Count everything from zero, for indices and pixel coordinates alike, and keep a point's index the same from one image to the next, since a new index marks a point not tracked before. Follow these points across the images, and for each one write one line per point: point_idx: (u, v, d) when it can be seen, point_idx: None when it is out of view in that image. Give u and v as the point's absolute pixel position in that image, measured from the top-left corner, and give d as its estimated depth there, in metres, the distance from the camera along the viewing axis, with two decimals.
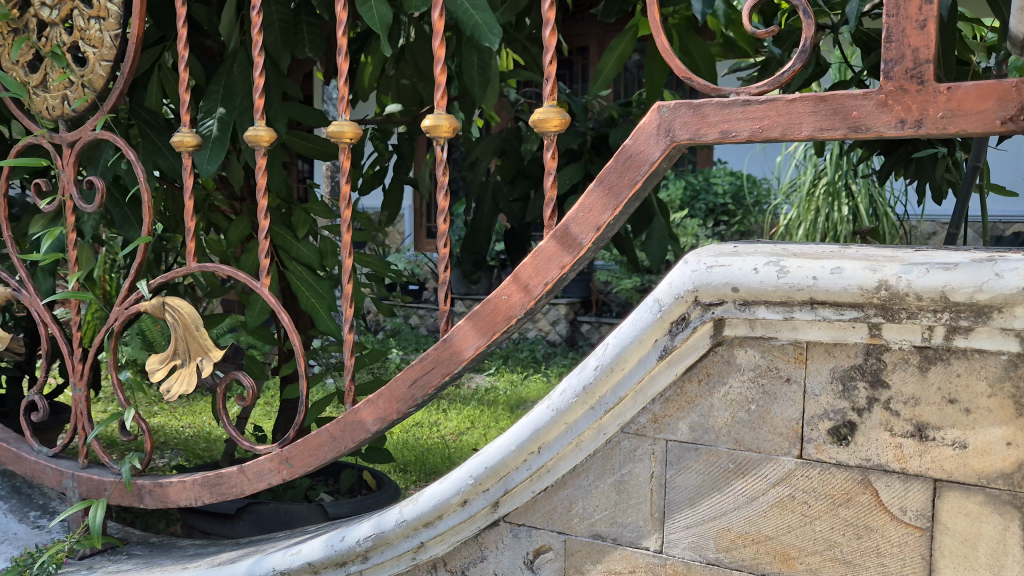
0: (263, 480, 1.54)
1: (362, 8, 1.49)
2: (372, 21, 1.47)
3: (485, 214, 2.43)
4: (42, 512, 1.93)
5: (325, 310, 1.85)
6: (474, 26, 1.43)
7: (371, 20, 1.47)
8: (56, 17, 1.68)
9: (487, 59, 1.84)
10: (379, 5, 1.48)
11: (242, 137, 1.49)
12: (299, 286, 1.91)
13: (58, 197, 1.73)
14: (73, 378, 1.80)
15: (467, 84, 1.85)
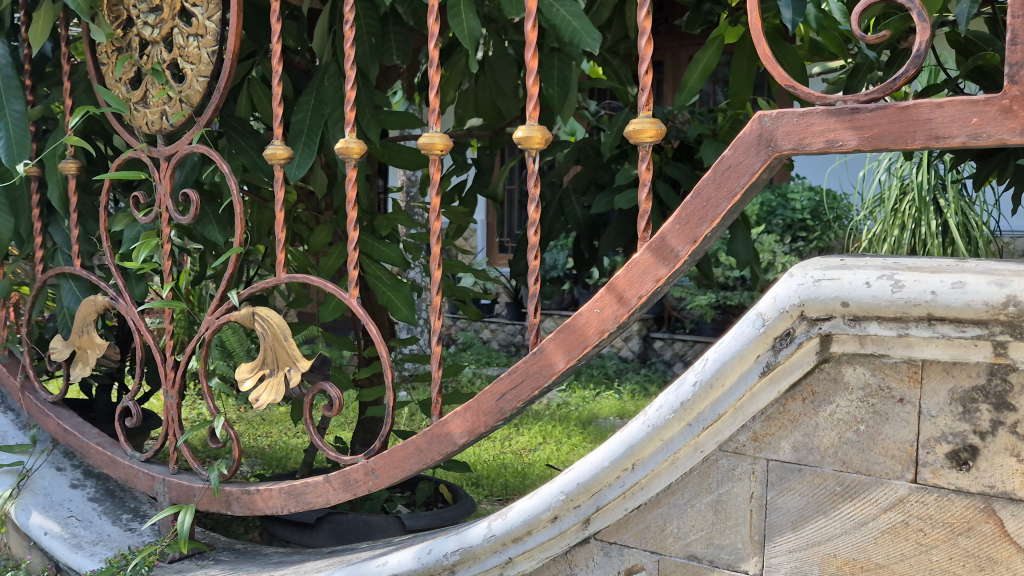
0: (348, 490, 1.54)
1: (452, 21, 1.49)
2: (461, 33, 1.48)
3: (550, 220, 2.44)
4: (134, 515, 1.99)
5: (400, 305, 1.85)
6: (573, 31, 1.42)
7: (460, 34, 1.48)
8: (157, 35, 1.75)
9: (568, 70, 1.83)
10: (469, 18, 1.49)
11: (334, 149, 1.50)
12: (376, 284, 1.91)
13: (155, 209, 1.78)
14: (166, 386, 1.84)
15: (551, 96, 1.84)
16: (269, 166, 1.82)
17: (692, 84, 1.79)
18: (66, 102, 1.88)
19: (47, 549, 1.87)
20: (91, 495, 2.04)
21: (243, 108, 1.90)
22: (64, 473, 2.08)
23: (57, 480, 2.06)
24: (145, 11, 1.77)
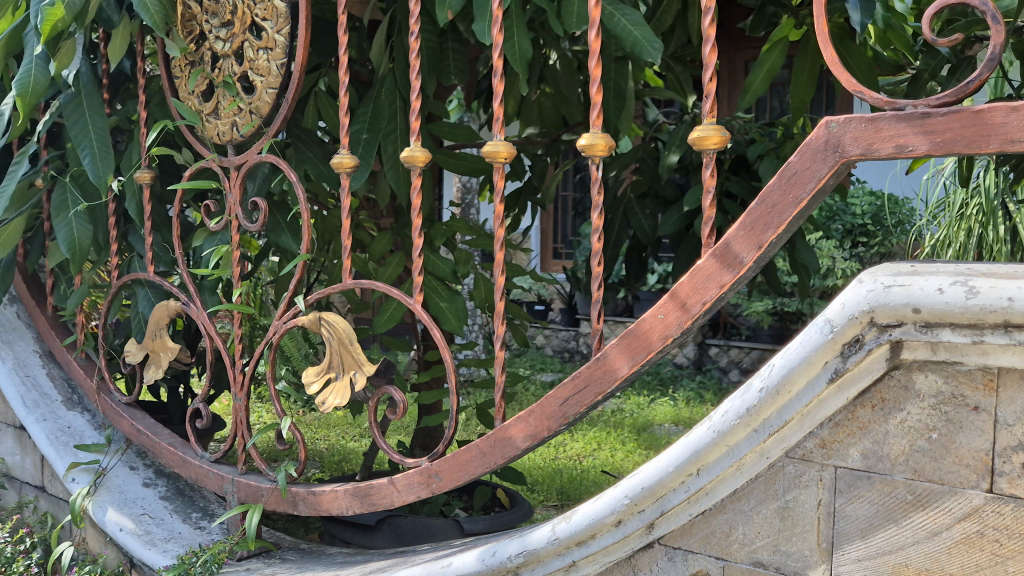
0: (412, 492, 1.57)
1: (506, 44, 1.53)
2: (514, 56, 1.52)
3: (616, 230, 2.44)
4: (203, 514, 2.05)
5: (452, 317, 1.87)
6: (635, 41, 1.42)
7: (514, 57, 1.52)
8: (228, 49, 1.81)
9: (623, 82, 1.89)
10: (522, 41, 1.52)
11: (399, 158, 1.54)
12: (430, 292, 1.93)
13: (225, 217, 1.83)
14: (235, 388, 1.90)
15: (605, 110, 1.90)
16: (335, 175, 1.87)
17: (757, 85, 1.79)
18: (142, 114, 1.96)
19: (122, 544, 1.94)
20: (163, 494, 2.11)
21: (308, 118, 1.94)
22: (137, 472, 2.16)
23: (131, 479, 2.13)
24: (217, 25, 1.83)
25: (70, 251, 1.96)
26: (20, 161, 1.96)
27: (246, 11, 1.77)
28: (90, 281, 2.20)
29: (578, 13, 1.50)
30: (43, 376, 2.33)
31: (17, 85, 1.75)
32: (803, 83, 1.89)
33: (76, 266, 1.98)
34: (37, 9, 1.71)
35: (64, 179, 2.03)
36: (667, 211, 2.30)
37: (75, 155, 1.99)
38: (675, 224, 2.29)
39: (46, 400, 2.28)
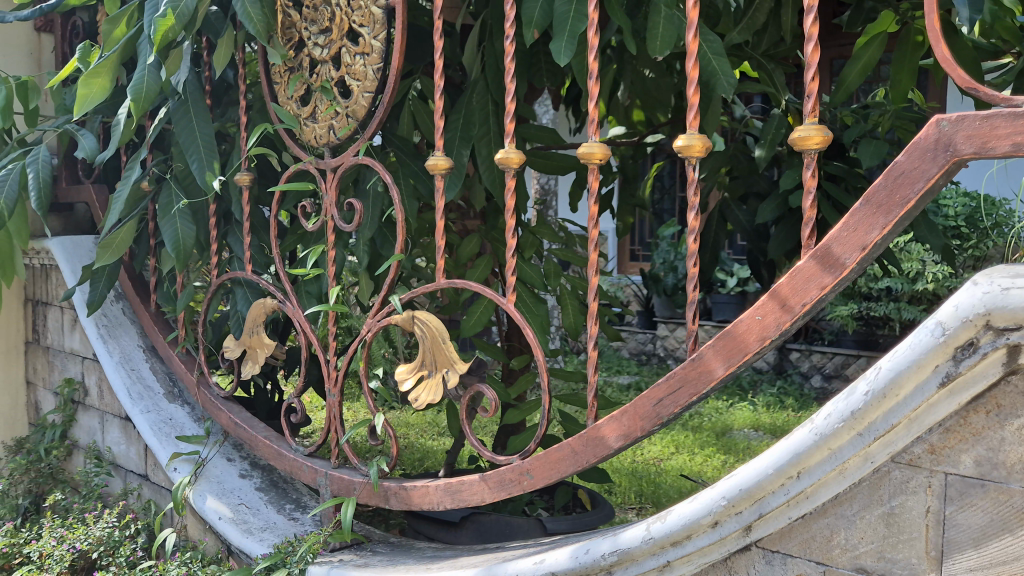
0: (503, 489, 1.60)
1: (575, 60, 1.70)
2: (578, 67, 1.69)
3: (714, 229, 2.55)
4: (296, 506, 2.12)
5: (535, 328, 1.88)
6: (711, 72, 1.51)
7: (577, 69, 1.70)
8: (326, 55, 1.86)
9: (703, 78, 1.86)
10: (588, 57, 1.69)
11: (494, 159, 1.56)
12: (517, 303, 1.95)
13: (322, 217, 1.89)
14: (329, 385, 1.95)
15: None
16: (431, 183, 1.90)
17: (852, 81, 1.76)
18: (243, 119, 2.03)
19: (220, 532, 2.02)
20: (258, 485, 2.18)
21: (402, 124, 2.00)
22: (234, 463, 2.24)
23: (228, 470, 2.21)
24: (316, 32, 1.89)
25: (175, 250, 2.05)
26: (132, 166, 2.06)
27: (344, 18, 1.82)
28: (193, 280, 2.30)
29: (662, 38, 1.56)
30: (147, 370, 2.44)
31: (132, 92, 1.84)
32: (903, 76, 1.85)
33: (181, 264, 2.07)
34: (150, 19, 1.80)
35: (170, 183, 2.13)
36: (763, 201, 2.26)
37: (182, 159, 2.09)
38: (773, 211, 2.23)
39: (150, 392, 2.38)
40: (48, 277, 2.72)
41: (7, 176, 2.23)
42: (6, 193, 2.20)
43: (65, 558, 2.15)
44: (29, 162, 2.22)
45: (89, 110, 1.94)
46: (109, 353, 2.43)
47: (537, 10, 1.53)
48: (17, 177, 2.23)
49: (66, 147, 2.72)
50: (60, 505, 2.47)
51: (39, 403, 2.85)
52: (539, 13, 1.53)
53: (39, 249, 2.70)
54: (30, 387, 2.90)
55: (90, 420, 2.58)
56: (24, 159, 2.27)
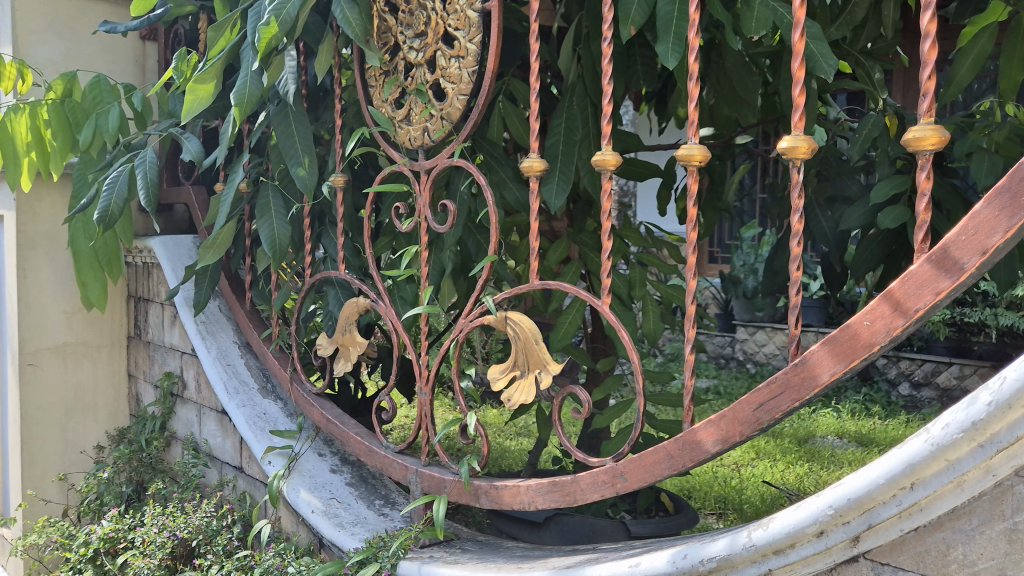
0: (597, 491, 1.60)
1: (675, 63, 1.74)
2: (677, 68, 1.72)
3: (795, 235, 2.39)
4: (386, 502, 2.17)
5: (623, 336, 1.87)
6: (809, 55, 1.44)
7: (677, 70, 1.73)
8: (421, 58, 1.89)
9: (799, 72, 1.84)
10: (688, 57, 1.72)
11: (590, 161, 1.56)
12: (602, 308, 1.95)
13: (415, 219, 1.93)
14: (420, 382, 1.98)
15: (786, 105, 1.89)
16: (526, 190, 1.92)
17: (963, 76, 1.70)
18: (339, 123, 2.08)
19: (313, 525, 2.06)
20: (348, 481, 2.23)
21: (494, 127, 2.01)
22: (325, 459, 2.30)
23: (319, 465, 2.27)
24: (411, 36, 1.92)
25: (273, 249, 2.12)
26: (234, 169, 2.13)
27: (440, 22, 1.84)
28: (289, 280, 2.36)
29: (757, 19, 1.53)
30: (241, 366, 2.51)
31: (236, 96, 1.92)
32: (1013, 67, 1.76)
33: (278, 263, 2.13)
34: (254, 27, 1.86)
35: (268, 184, 2.18)
36: (853, 207, 2.17)
37: (281, 160, 2.15)
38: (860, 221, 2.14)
39: (244, 387, 2.45)
40: (149, 275, 2.84)
41: (117, 177, 2.33)
42: (117, 192, 2.31)
43: (167, 546, 2.25)
44: (137, 163, 2.33)
45: (197, 111, 2.03)
46: (207, 348, 2.51)
47: (635, 7, 1.52)
48: (125, 179, 2.33)
49: (169, 149, 2.83)
50: (160, 494, 2.58)
51: (139, 395, 2.99)
52: (636, 10, 1.51)
53: (141, 247, 2.82)
54: (130, 379, 3.03)
55: (188, 413, 2.68)
56: (131, 162, 2.38)
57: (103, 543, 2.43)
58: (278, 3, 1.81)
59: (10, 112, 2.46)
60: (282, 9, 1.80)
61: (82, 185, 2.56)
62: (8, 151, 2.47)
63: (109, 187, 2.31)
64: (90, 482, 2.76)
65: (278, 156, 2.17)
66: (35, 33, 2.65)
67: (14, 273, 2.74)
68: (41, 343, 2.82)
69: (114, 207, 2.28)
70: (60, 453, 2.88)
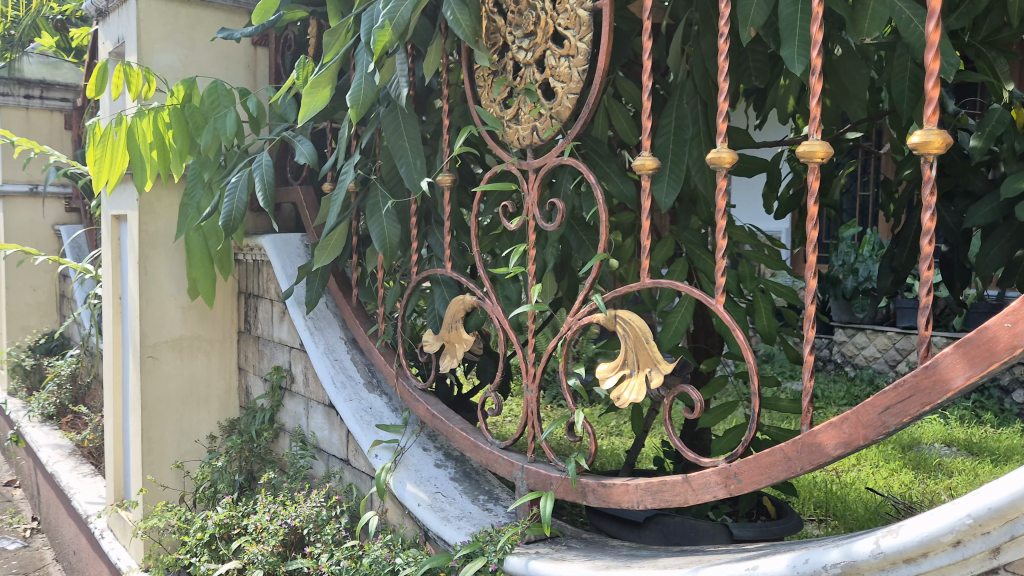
0: (708, 492, 1.58)
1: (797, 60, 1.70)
2: None
3: (911, 230, 2.32)
4: (490, 497, 2.19)
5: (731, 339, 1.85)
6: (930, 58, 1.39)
7: None
8: (530, 58, 1.91)
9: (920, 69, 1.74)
10: None
11: (704, 159, 1.54)
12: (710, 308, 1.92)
13: (523, 217, 1.94)
14: (526, 380, 1.99)
15: (898, 101, 1.78)
16: (635, 189, 1.91)
17: None
18: (447, 123, 2.12)
19: (420, 518, 2.10)
20: (453, 475, 2.26)
21: (600, 126, 2.01)
22: (430, 453, 2.33)
23: (424, 459, 2.30)
24: (521, 36, 1.93)
25: (382, 248, 2.17)
26: (348, 169, 2.20)
27: (549, 22, 1.85)
28: (396, 278, 2.42)
29: (871, 18, 1.46)
30: (349, 361, 2.58)
31: (352, 97, 2.01)
32: None
33: (386, 261, 2.19)
34: (369, 30, 1.91)
35: (376, 183, 2.24)
36: (978, 204, 2.08)
37: (391, 160, 2.21)
38: (988, 214, 2.05)
39: (351, 381, 2.51)
40: (260, 272, 2.94)
41: (237, 183, 2.43)
42: (238, 197, 2.41)
43: (279, 533, 2.34)
44: (254, 167, 2.43)
45: (313, 115, 2.10)
46: (315, 344, 2.59)
47: (754, 7, 1.49)
48: (244, 184, 2.43)
49: (279, 150, 2.93)
50: (271, 483, 2.68)
51: (249, 387, 3.10)
52: (756, 10, 1.49)
53: (252, 246, 2.92)
54: (241, 373, 3.16)
55: (296, 406, 2.76)
56: (250, 169, 2.48)
57: (219, 529, 2.56)
58: (391, 7, 1.86)
59: (134, 116, 2.57)
60: (396, 12, 1.85)
61: (196, 186, 2.67)
62: (133, 155, 2.58)
63: (231, 194, 2.42)
64: (205, 470, 2.90)
65: (388, 156, 2.24)
66: (157, 40, 2.80)
67: (136, 270, 2.89)
68: (161, 337, 2.96)
69: (237, 213, 2.39)
70: (176, 442, 3.03)
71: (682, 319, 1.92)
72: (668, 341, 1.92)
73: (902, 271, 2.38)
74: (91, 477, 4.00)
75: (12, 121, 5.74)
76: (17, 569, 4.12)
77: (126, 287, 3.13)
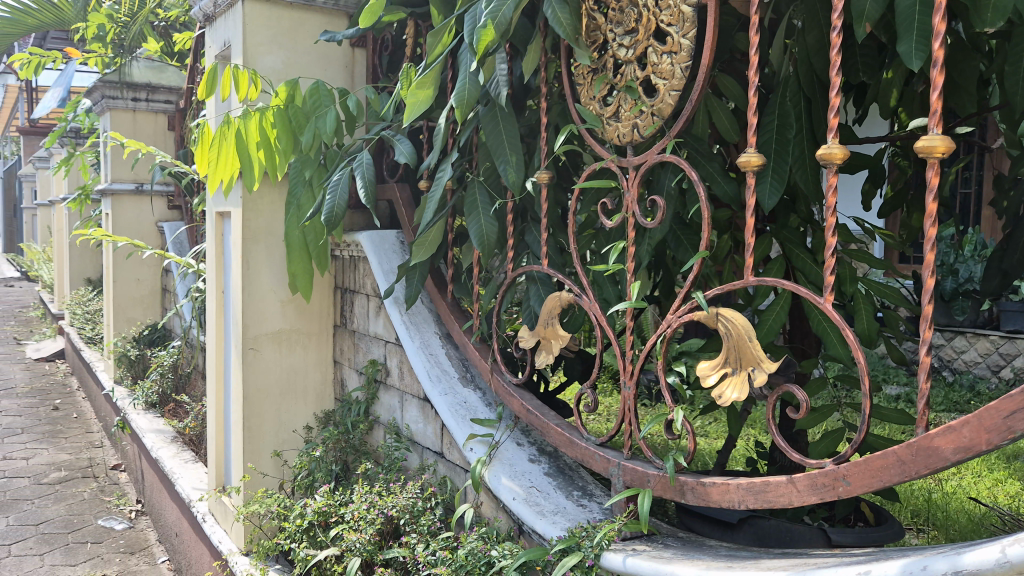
0: (814, 494, 1.56)
1: None
2: None
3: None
4: (583, 493, 2.19)
5: (834, 340, 1.80)
6: None
7: None
8: (631, 55, 1.90)
9: None
10: None
11: (814, 155, 1.49)
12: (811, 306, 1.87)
13: (623, 214, 1.94)
14: (623, 377, 2.00)
15: (1015, 94, 1.69)
16: (737, 189, 1.89)
17: None
18: (545, 122, 2.14)
19: (515, 512, 2.12)
20: (546, 471, 2.28)
21: (699, 124, 2.00)
22: (523, 448, 2.35)
23: (519, 454, 2.32)
24: (622, 33, 1.93)
25: (479, 244, 2.21)
26: (445, 168, 2.24)
27: (652, 19, 1.84)
28: (492, 275, 2.45)
29: (994, 8, 1.41)
30: (443, 356, 2.62)
31: (457, 96, 2.07)
32: None
33: (483, 258, 2.22)
34: (471, 30, 1.94)
35: (474, 181, 2.28)
36: None
37: (491, 158, 2.24)
38: None
39: (446, 376, 2.56)
40: (356, 267, 3.02)
41: (338, 181, 2.50)
42: (340, 195, 2.48)
43: (376, 522, 2.41)
44: (354, 166, 2.50)
45: (415, 114, 2.16)
46: (411, 339, 2.64)
47: (870, 2, 1.45)
48: (345, 182, 2.50)
49: (376, 150, 3.00)
50: (368, 474, 2.75)
51: (345, 380, 3.18)
52: (872, 5, 1.45)
53: (350, 242, 2.99)
54: (337, 365, 3.24)
55: (391, 399, 2.83)
56: (349, 167, 2.54)
57: (317, 517, 2.64)
58: (493, 7, 1.88)
59: (242, 119, 2.66)
60: (498, 11, 1.87)
61: (298, 184, 2.76)
62: (241, 154, 2.71)
63: (332, 191, 2.48)
64: (303, 459, 2.99)
65: (486, 154, 2.27)
66: (261, 44, 2.90)
67: (240, 265, 3.00)
68: (261, 329, 3.07)
69: (337, 210, 2.46)
70: (275, 431, 3.13)
71: (780, 317, 1.88)
72: (763, 340, 1.90)
73: (1010, 271, 2.24)
74: (193, 463, 4.17)
75: (120, 123, 6.15)
76: (125, 548, 4.34)
77: (229, 280, 3.26)
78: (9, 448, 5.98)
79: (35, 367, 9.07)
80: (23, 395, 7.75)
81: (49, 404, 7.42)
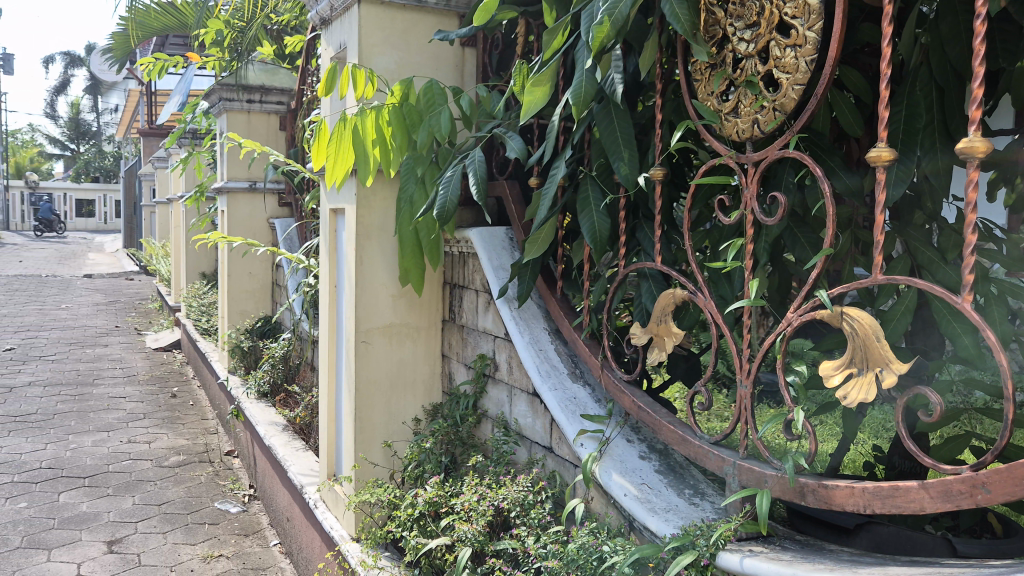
0: (948, 501, 1.50)
1: None
2: None
3: None
4: (696, 492, 2.18)
5: (966, 342, 1.73)
6: None
7: None
8: (752, 49, 1.87)
9: None
10: None
11: (954, 150, 1.43)
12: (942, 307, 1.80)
13: (741, 211, 1.92)
14: (740, 375, 1.97)
15: None
16: (861, 184, 1.84)
17: None
18: (660, 118, 2.13)
19: (627, 508, 2.12)
20: (657, 468, 2.27)
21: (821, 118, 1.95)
22: (633, 445, 2.35)
23: (629, 451, 2.32)
24: (742, 28, 1.90)
25: (592, 240, 2.22)
26: (557, 164, 2.26)
27: (775, 12, 1.80)
28: (602, 271, 2.45)
29: None
30: (553, 351, 2.64)
31: (573, 95, 2.06)
32: None
33: (595, 254, 2.23)
34: (588, 27, 1.95)
35: (587, 178, 2.29)
36: None
37: (604, 154, 2.25)
38: None
39: (556, 371, 2.57)
40: (466, 263, 3.08)
41: (450, 177, 2.55)
42: (451, 190, 2.53)
43: (487, 513, 2.45)
44: (466, 162, 2.54)
45: (530, 111, 2.18)
46: (521, 334, 2.67)
47: None
48: (458, 179, 2.54)
49: (488, 147, 3.04)
50: (477, 466, 2.80)
51: (453, 374, 3.25)
52: None
53: (460, 238, 3.04)
54: (445, 359, 3.31)
55: (500, 393, 2.87)
56: (461, 164, 2.59)
57: (428, 506, 2.71)
58: (611, 3, 1.88)
59: (359, 116, 2.74)
60: (615, 8, 1.87)
61: (410, 180, 2.83)
62: (358, 149, 2.78)
63: (445, 186, 2.54)
64: (412, 451, 3.06)
65: (599, 150, 2.27)
66: (376, 45, 2.98)
67: (353, 260, 3.10)
68: (373, 323, 3.16)
69: (449, 205, 2.50)
70: (385, 423, 3.23)
71: (907, 318, 1.82)
72: (888, 340, 1.84)
73: None
74: (304, 451, 4.33)
75: (236, 124, 6.38)
76: (240, 530, 4.54)
77: (342, 275, 3.36)
78: (132, 432, 6.34)
79: (154, 355, 9.60)
80: (144, 382, 8.20)
81: (168, 391, 7.83)
